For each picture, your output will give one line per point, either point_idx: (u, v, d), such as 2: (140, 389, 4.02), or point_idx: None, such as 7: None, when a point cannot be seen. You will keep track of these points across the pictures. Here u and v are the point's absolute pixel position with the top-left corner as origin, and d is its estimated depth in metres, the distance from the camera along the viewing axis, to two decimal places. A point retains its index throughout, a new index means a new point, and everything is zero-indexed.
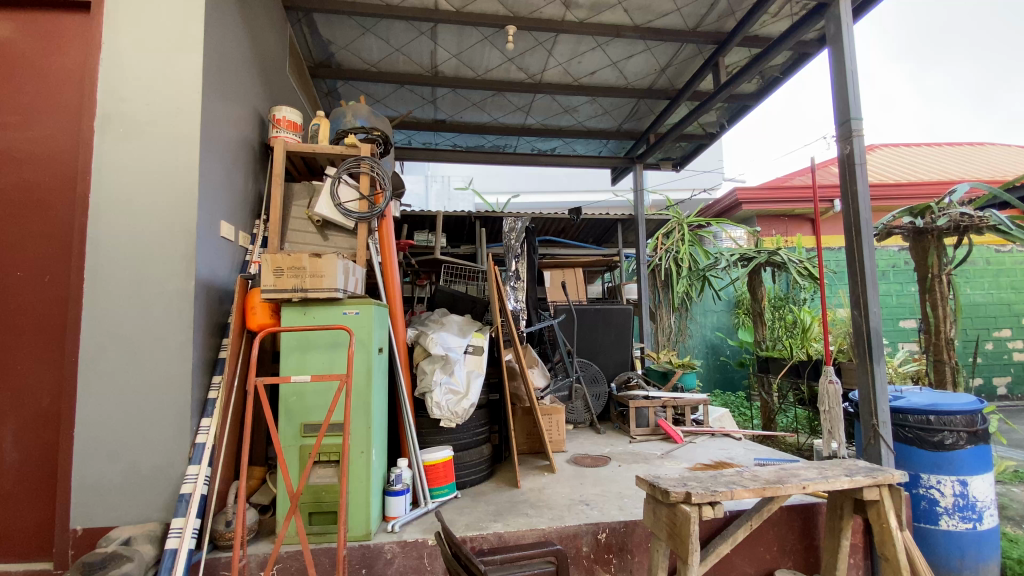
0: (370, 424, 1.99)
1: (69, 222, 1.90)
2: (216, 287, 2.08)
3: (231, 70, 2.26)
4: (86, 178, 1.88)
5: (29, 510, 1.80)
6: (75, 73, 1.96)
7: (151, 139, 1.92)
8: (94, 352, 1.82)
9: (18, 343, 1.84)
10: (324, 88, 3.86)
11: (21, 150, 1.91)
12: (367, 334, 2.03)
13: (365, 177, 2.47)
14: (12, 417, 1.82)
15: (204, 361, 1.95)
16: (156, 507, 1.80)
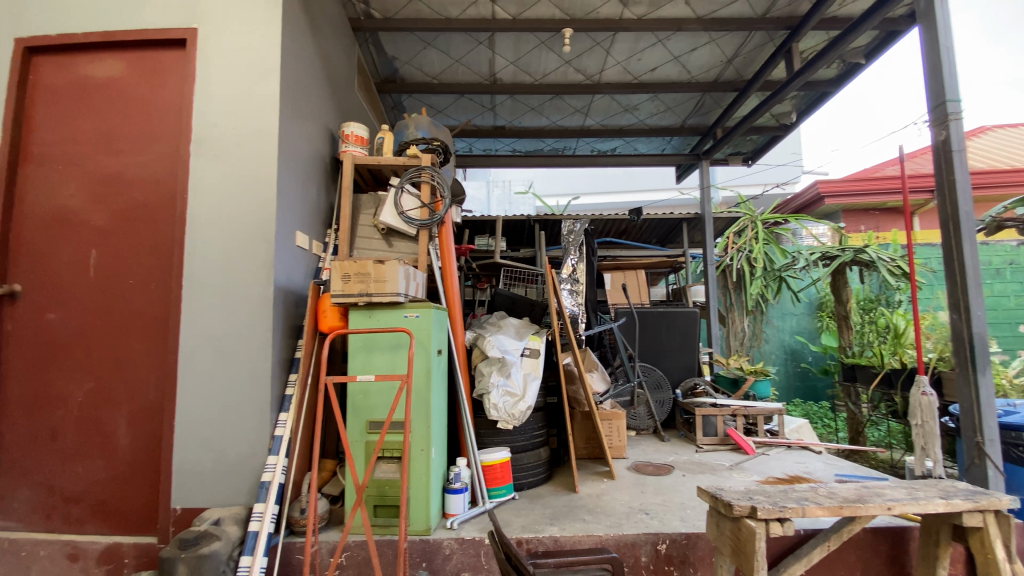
0: (430, 423, 2.06)
1: (170, 236, 2.14)
2: (293, 292, 2.27)
3: (304, 91, 2.45)
4: (183, 197, 2.11)
5: (138, 490, 2.05)
6: (174, 103, 2.20)
7: (236, 157, 2.12)
8: (191, 350, 2.04)
9: (130, 343, 2.10)
10: (390, 103, 4.07)
11: (131, 174, 2.18)
12: (427, 336, 2.12)
13: (426, 186, 2.58)
14: (125, 407, 2.08)
15: (282, 360, 2.13)
16: (241, 492, 1.99)
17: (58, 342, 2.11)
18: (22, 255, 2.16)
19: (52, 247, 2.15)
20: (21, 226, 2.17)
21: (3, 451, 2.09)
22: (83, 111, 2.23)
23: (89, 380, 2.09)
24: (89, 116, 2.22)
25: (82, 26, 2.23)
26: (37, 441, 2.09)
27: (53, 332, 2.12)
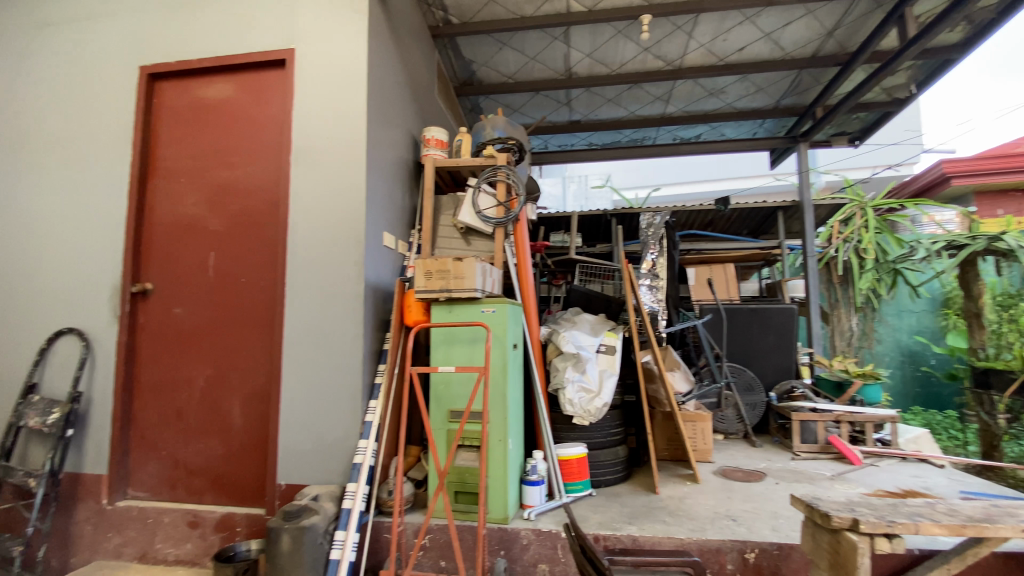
0: (506, 415, 2.11)
1: (275, 239, 2.37)
2: (380, 289, 2.43)
3: (389, 100, 2.61)
4: (286, 203, 2.34)
5: (250, 466, 2.29)
6: (277, 119, 2.44)
7: (331, 165, 2.31)
8: (293, 341, 2.25)
9: (242, 335, 2.35)
10: (468, 105, 4.19)
11: (241, 184, 2.43)
12: (503, 330, 2.16)
13: (502, 184, 2.64)
14: (239, 392, 2.33)
15: (371, 351, 2.29)
16: (337, 472, 2.17)
17: (183, 334, 2.40)
18: (153, 257, 2.46)
19: (177, 250, 2.45)
20: (152, 232, 2.48)
21: (137, 429, 2.40)
22: (201, 129, 2.51)
23: (209, 367, 2.36)
24: (207, 133, 2.50)
25: (199, 53, 2.51)
26: (165, 421, 2.38)
27: (179, 325, 2.41)
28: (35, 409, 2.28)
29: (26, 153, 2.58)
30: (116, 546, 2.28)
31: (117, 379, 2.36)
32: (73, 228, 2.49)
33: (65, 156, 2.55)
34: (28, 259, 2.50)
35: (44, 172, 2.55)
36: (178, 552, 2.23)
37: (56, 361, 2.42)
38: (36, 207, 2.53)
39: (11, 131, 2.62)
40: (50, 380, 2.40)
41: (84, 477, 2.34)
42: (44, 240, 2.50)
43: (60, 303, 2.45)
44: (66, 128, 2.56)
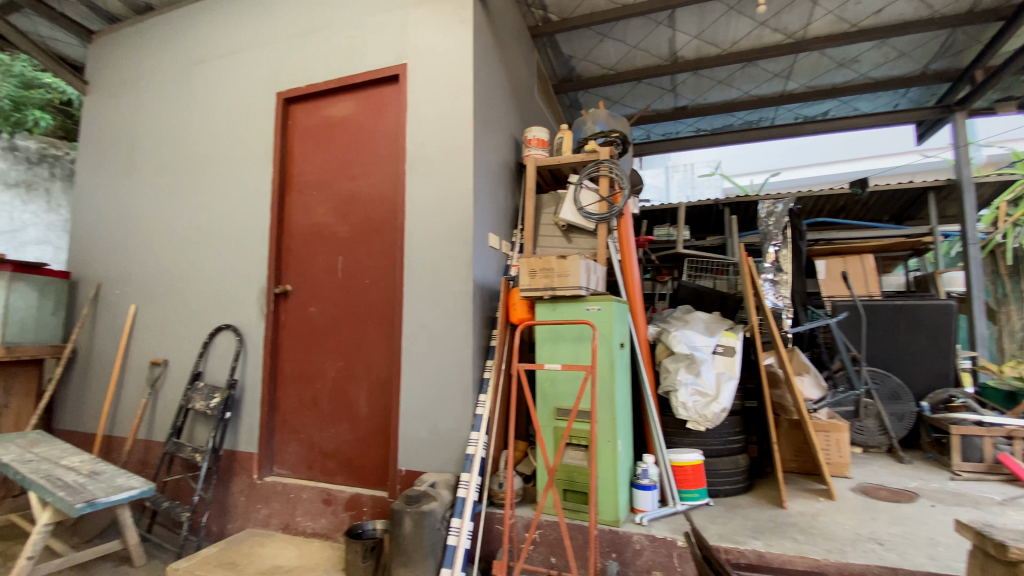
0: (615, 415, 2.05)
1: (393, 242, 2.55)
2: (487, 288, 2.50)
3: (493, 103, 2.68)
4: (402, 209, 2.50)
5: (375, 452, 2.48)
6: (392, 131, 2.62)
7: (441, 170, 2.44)
8: (410, 337, 2.40)
9: (367, 332, 2.56)
10: (567, 102, 4.17)
11: (363, 194, 2.65)
12: (609, 328, 2.11)
13: (604, 179, 2.57)
14: (364, 383, 2.54)
15: (479, 347, 2.37)
16: (451, 462, 2.27)
17: (317, 330, 2.67)
18: (291, 262, 2.77)
19: (311, 255, 2.73)
20: (290, 239, 2.79)
21: (281, 414, 2.71)
22: (328, 145, 2.77)
23: (339, 360, 2.60)
24: (333, 148, 2.76)
25: (325, 75, 2.77)
26: (303, 407, 2.66)
27: (314, 322, 2.68)
28: (201, 393, 2.67)
29: (192, 176, 3.04)
30: (263, 516, 2.58)
31: (265, 369, 2.68)
32: (228, 238, 2.88)
33: (221, 176, 2.95)
34: (195, 265, 2.94)
35: (206, 190, 2.98)
36: (314, 526, 2.47)
37: (216, 353, 2.81)
38: (200, 221, 2.96)
39: (181, 158, 3.10)
40: (212, 369, 2.79)
41: (239, 454, 2.68)
42: (207, 249, 2.92)
43: (219, 302, 2.84)
44: (222, 152, 2.97)
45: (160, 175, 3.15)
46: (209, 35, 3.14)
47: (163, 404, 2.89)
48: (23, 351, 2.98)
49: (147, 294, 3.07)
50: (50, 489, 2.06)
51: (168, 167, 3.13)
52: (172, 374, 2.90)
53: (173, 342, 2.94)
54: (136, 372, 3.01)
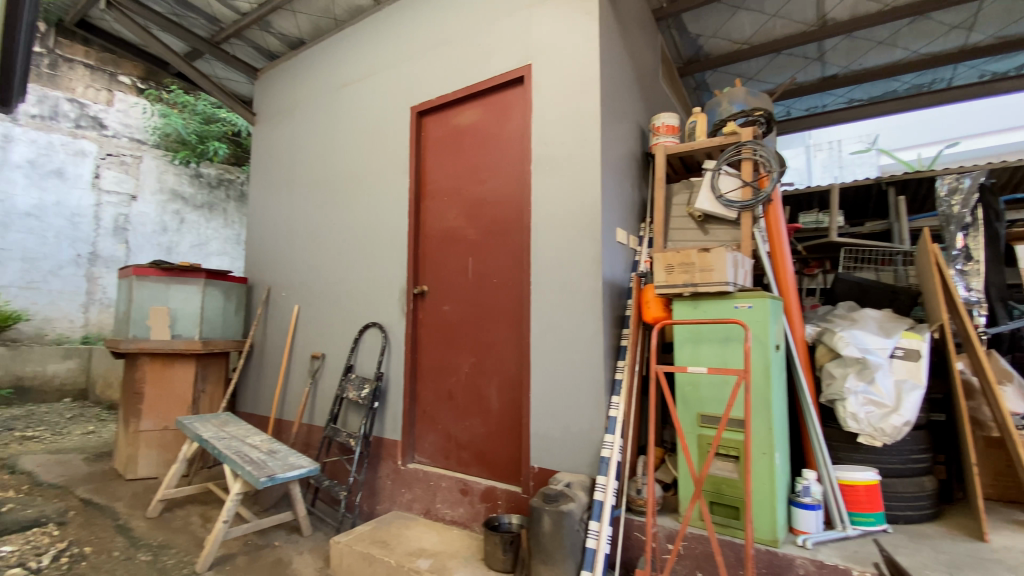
0: (772, 425, 1.87)
1: (521, 241, 2.57)
2: (617, 285, 2.42)
3: (618, 93, 2.59)
4: (529, 208, 2.51)
5: (506, 446, 2.50)
6: (518, 131, 2.65)
7: (568, 166, 2.40)
8: (540, 336, 2.40)
9: (497, 328, 2.61)
10: (692, 84, 3.92)
11: (491, 195, 2.72)
12: (764, 329, 1.93)
13: (748, 163, 2.34)
14: (496, 379, 2.59)
15: (611, 347, 2.29)
16: (584, 463, 2.22)
17: (451, 328, 2.80)
18: (427, 264, 2.94)
19: (444, 257, 2.87)
20: (426, 243, 2.96)
21: (420, 406, 2.89)
22: (457, 152, 2.90)
23: (471, 356, 2.69)
24: (462, 155, 2.87)
25: (452, 84, 2.89)
26: (440, 401, 2.80)
27: (448, 320, 2.82)
28: (354, 384, 2.97)
29: (340, 189, 3.37)
30: (406, 500, 2.76)
31: (407, 364, 2.88)
32: (371, 243, 3.14)
33: (364, 187, 3.23)
34: (345, 269, 3.26)
35: (351, 201, 3.29)
36: (452, 514, 2.57)
37: (365, 349, 3.08)
38: (347, 229, 3.28)
39: (330, 174, 3.46)
40: (361, 362, 3.07)
41: (385, 441, 2.91)
42: (353, 254, 3.22)
43: (366, 302, 3.12)
44: (364, 166, 3.25)
45: (314, 191, 3.55)
46: (350, 60, 3.46)
47: (321, 392, 3.24)
48: (216, 345, 3.55)
49: (306, 296, 3.48)
50: (240, 463, 2.40)
51: (320, 181, 3.51)
52: (329, 367, 3.24)
53: (327, 337, 3.29)
54: (300, 364, 3.43)
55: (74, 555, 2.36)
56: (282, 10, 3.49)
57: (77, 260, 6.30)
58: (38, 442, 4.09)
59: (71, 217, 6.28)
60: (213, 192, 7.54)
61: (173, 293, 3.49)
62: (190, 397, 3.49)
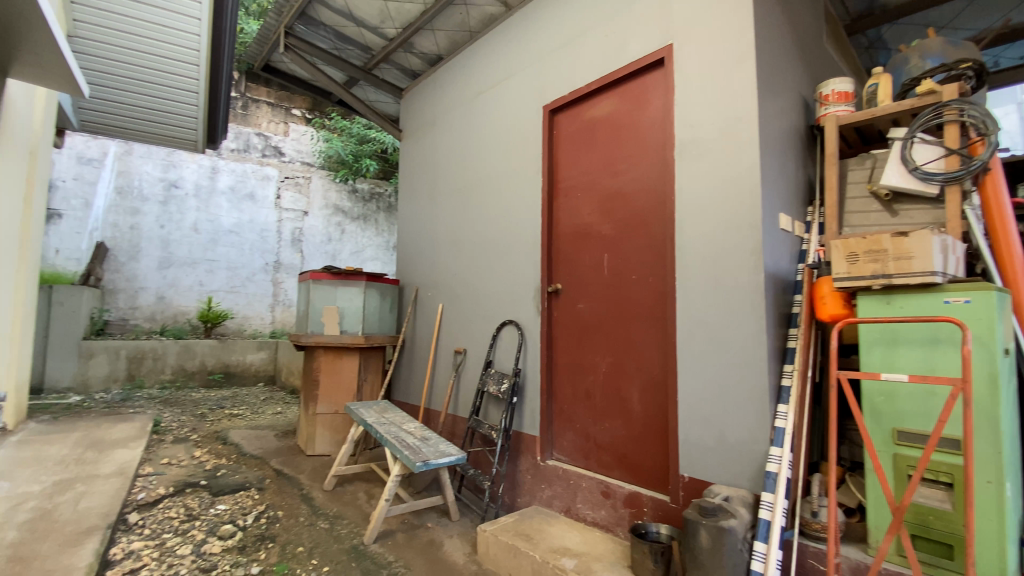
0: (1002, 450, 1.50)
1: (663, 234, 2.42)
2: (780, 279, 2.15)
3: (776, 63, 2.30)
4: (672, 198, 2.35)
5: (652, 451, 2.37)
6: (658, 118, 2.50)
7: (718, 150, 2.21)
8: (688, 335, 2.23)
9: (638, 327, 2.49)
10: (864, 43, 3.37)
11: (628, 188, 2.60)
12: (989, 330, 1.56)
13: (952, 126, 1.92)
14: (637, 380, 2.47)
15: (775, 348, 2.04)
16: (745, 477, 2.00)
17: (588, 326, 2.74)
18: (561, 262, 2.92)
19: (579, 254, 2.82)
20: (559, 240, 2.95)
21: (557, 404, 2.88)
22: (591, 146, 2.83)
23: (610, 355, 2.61)
24: (596, 149, 2.80)
25: (586, 78, 2.84)
26: (577, 400, 2.76)
27: (584, 318, 2.76)
28: (494, 378, 3.06)
29: (477, 193, 3.53)
30: (547, 497, 2.78)
31: (543, 362, 2.90)
32: (507, 243, 3.23)
33: (500, 189, 3.33)
34: (483, 269, 3.40)
35: (487, 204, 3.42)
36: (594, 516, 2.51)
37: (503, 345, 3.17)
38: (485, 231, 3.41)
39: (468, 179, 3.63)
40: (500, 358, 3.16)
41: (525, 436, 2.97)
42: (491, 254, 3.34)
43: (504, 300, 3.21)
44: (499, 169, 3.36)
45: (454, 196, 3.76)
46: (485, 68, 3.60)
47: (464, 386, 3.43)
48: (375, 339, 3.96)
49: (449, 295, 3.71)
50: (399, 447, 2.60)
51: (459, 187, 3.71)
52: (470, 361, 3.41)
53: (469, 334, 3.46)
54: (445, 358, 3.66)
55: (270, 517, 2.79)
56: (424, 30, 3.76)
57: (266, 267, 7.53)
58: (243, 418, 4.96)
59: (262, 232, 7.53)
60: (366, 204, 8.46)
61: (340, 293, 3.97)
62: (354, 385, 3.94)
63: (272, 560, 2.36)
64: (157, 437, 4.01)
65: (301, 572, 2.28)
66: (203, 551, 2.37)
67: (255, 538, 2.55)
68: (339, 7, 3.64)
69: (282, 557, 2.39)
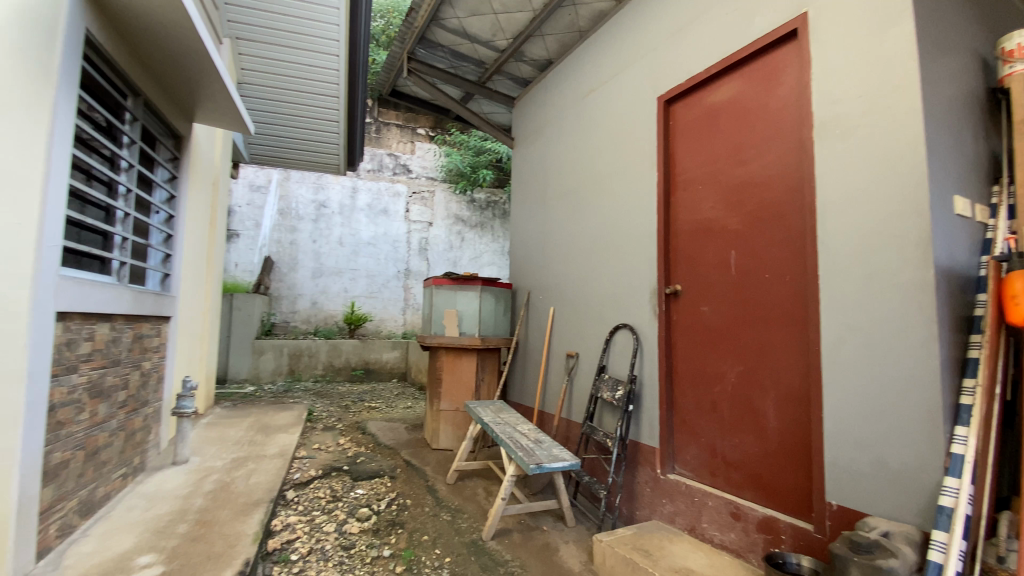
0: None
1: (801, 227, 2.14)
2: (957, 274, 1.77)
3: (945, 15, 1.92)
4: (812, 185, 2.06)
5: (791, 472, 2.10)
6: (793, 97, 2.22)
7: (870, 125, 1.89)
8: (835, 341, 1.94)
9: (772, 331, 2.23)
10: None
11: (757, 178, 2.35)
12: None
13: None
14: (772, 391, 2.21)
15: (951, 359, 1.68)
16: (911, 510, 1.68)
17: (713, 331, 2.52)
18: (681, 262, 2.73)
19: (701, 252, 2.62)
20: (679, 238, 2.77)
21: (679, 414, 2.69)
22: (714, 135, 2.62)
23: (739, 363, 2.37)
24: (719, 137, 2.58)
25: (706, 63, 2.64)
26: (701, 410, 2.55)
27: (708, 322, 2.55)
28: (607, 384, 2.96)
29: (588, 194, 3.47)
30: (668, 512, 2.60)
31: (662, 368, 2.72)
32: (619, 244, 3.11)
33: (611, 189, 3.24)
34: (595, 272, 3.32)
35: (598, 205, 3.34)
36: (723, 538, 2.30)
37: (617, 350, 3.06)
38: (596, 232, 3.34)
39: (579, 180, 3.59)
40: (614, 363, 3.05)
41: (642, 446, 2.82)
42: (602, 256, 3.26)
43: (617, 303, 3.10)
44: (610, 168, 3.26)
45: (565, 198, 3.75)
46: (594, 67, 3.54)
47: (578, 390, 3.38)
48: (491, 341, 4.10)
49: (561, 298, 3.70)
50: (514, 448, 2.64)
51: (571, 190, 3.69)
52: (583, 365, 3.35)
53: (581, 337, 3.41)
54: (558, 361, 3.65)
55: (400, 504, 3.02)
56: (534, 37, 3.81)
57: (398, 275, 8.23)
58: (379, 411, 5.46)
59: (394, 242, 8.25)
60: (483, 213, 8.85)
61: (459, 298, 4.17)
62: (473, 385, 4.11)
63: (400, 545, 2.54)
64: (310, 425, 4.59)
65: (426, 560, 2.42)
66: (344, 530, 2.64)
67: (387, 522, 2.77)
68: (455, 26, 3.85)
69: (409, 543, 2.57)
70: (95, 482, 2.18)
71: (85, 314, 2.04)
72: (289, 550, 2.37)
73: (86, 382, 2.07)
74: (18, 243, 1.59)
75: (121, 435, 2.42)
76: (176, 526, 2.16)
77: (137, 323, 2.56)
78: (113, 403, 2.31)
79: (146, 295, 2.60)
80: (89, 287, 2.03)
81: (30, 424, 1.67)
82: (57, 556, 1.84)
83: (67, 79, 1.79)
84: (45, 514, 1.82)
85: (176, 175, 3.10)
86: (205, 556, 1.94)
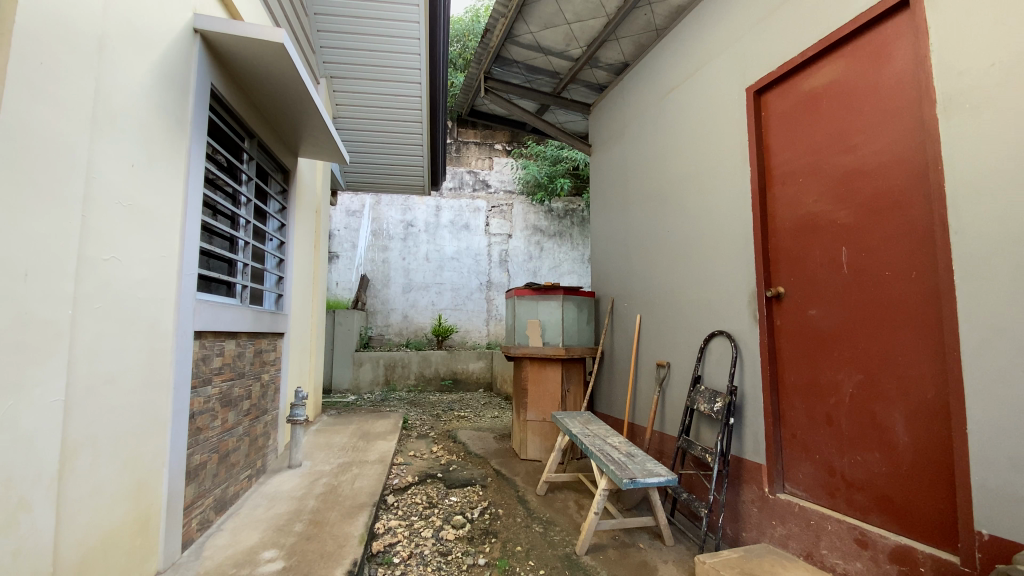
0: None
1: (928, 217, 1.88)
2: None
3: None
4: (937, 168, 1.82)
5: (928, 495, 1.85)
6: (907, 73, 1.99)
7: (1013, 94, 1.62)
8: (979, 345, 1.67)
9: (895, 335, 1.98)
10: None
11: (870, 165, 2.12)
12: None
13: None
14: (901, 403, 1.96)
15: None
16: None
17: (824, 336, 2.29)
18: (782, 261, 2.53)
19: (806, 250, 2.40)
20: (779, 236, 2.56)
21: (787, 427, 2.46)
22: (815, 122, 2.40)
23: (858, 371, 2.13)
24: (822, 123, 2.36)
25: (802, 46, 2.44)
26: (814, 423, 2.32)
27: (818, 326, 2.32)
28: (704, 396, 2.79)
29: (672, 196, 3.34)
30: (780, 536, 2.37)
31: (764, 378, 2.51)
32: (708, 246, 2.95)
33: (695, 190, 3.10)
34: (682, 277, 3.18)
35: (684, 207, 3.20)
36: (847, 567, 2.06)
37: (712, 359, 2.87)
38: (682, 236, 3.20)
39: (662, 183, 3.48)
40: (710, 373, 2.87)
41: (746, 462, 2.60)
42: (689, 261, 3.11)
43: (709, 309, 2.93)
44: (694, 167, 3.11)
45: (647, 203, 3.65)
46: (674, 65, 3.42)
47: (670, 401, 3.23)
48: (576, 350, 4.07)
49: (647, 305, 3.58)
50: (605, 461, 2.56)
51: (653, 194, 3.58)
52: (676, 375, 3.20)
53: (672, 345, 3.27)
54: (647, 371, 3.53)
55: (492, 513, 3.07)
56: (608, 41, 3.76)
57: (481, 287, 8.46)
58: (468, 420, 5.60)
59: (476, 256, 8.51)
60: (562, 222, 8.87)
61: (541, 307, 4.19)
62: (559, 395, 4.09)
63: (494, 554, 2.58)
64: (405, 433, 4.83)
65: (520, 570, 2.43)
66: (441, 535, 2.72)
67: (480, 531, 2.83)
68: (528, 42, 3.92)
69: (503, 553, 2.59)
70: (227, 482, 2.46)
71: (217, 333, 2.33)
72: (392, 553, 2.50)
73: (218, 393, 2.34)
74: (165, 273, 1.87)
75: (246, 441, 2.71)
76: (293, 524, 2.37)
77: (257, 339, 2.86)
78: (239, 411, 2.60)
79: (264, 315, 2.91)
80: (219, 308, 2.32)
81: (176, 429, 1.93)
82: (198, 547, 2.10)
83: (198, 130, 2.07)
84: (188, 509, 2.08)
85: (286, 206, 3.44)
86: (318, 553, 2.10)
